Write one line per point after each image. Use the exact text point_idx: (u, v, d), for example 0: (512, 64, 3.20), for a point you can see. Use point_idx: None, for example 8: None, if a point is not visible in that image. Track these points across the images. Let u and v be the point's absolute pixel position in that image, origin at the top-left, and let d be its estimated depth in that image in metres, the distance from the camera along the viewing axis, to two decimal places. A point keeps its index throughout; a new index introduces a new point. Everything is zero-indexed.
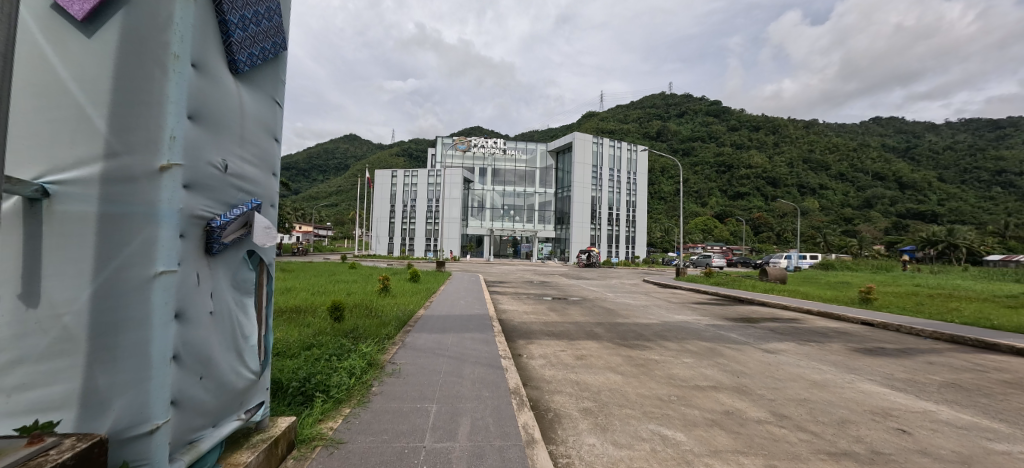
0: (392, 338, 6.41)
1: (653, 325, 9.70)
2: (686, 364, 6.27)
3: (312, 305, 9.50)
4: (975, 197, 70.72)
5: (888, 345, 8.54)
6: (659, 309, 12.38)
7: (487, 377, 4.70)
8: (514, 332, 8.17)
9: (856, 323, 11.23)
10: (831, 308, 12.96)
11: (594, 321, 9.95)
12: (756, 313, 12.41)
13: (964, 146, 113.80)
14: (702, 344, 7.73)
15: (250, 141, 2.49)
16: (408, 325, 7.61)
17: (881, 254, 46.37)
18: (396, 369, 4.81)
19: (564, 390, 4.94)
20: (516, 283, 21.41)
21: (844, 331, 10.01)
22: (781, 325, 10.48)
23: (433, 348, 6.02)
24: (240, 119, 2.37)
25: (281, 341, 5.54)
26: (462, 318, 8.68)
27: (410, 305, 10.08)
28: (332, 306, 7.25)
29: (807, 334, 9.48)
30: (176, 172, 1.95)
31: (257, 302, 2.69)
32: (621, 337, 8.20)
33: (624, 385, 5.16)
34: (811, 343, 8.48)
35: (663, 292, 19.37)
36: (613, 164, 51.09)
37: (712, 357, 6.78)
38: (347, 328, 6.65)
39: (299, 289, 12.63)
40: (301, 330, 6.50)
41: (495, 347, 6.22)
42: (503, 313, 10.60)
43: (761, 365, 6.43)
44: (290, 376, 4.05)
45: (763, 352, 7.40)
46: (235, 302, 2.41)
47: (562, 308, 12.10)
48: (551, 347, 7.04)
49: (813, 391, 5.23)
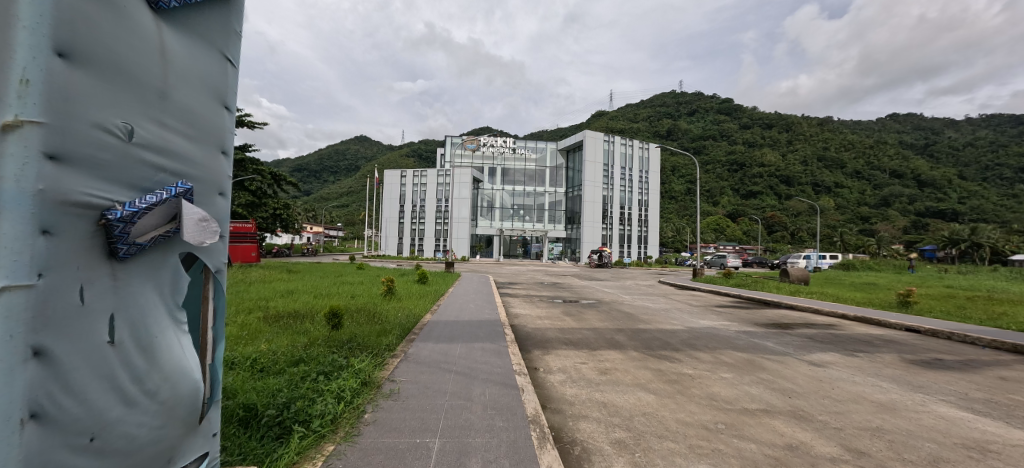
0: (393, 349, 5.76)
1: (679, 331, 8.92)
2: (726, 381, 5.48)
3: (310, 310, 8.93)
4: (998, 195, 68.29)
5: (946, 357, 7.63)
6: (681, 314, 11.52)
7: (500, 401, 4.00)
8: (528, 341, 7.42)
9: (900, 330, 10.30)
10: (869, 313, 12.00)
11: (614, 328, 9.12)
12: (787, 319, 11.46)
13: (985, 141, 110.42)
14: (738, 355, 6.95)
15: (173, 102, 1.81)
16: (412, 333, 6.94)
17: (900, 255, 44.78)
18: (395, 390, 4.11)
19: (591, 414, 4.21)
20: (527, 284, 20.77)
21: (890, 339, 9.09)
22: (818, 333, 9.58)
23: (438, 361, 5.31)
24: (150, 66, 1.69)
25: (272, 354, 4.97)
26: (471, 324, 8.03)
27: (415, 309, 9.42)
28: (329, 313, 6.60)
29: (851, 343, 8.57)
30: (31, 131, 1.25)
31: (195, 313, 2.02)
32: (646, 346, 7.38)
33: (659, 408, 4.42)
34: (859, 354, 7.62)
35: (682, 294, 18.49)
36: (624, 162, 50.13)
37: (754, 372, 6.00)
38: (343, 337, 6.03)
39: (300, 292, 12.04)
40: (293, 341, 5.92)
41: (508, 360, 5.51)
42: (516, 318, 9.84)
43: (811, 382, 5.63)
44: (267, 402, 3.44)
45: (808, 365, 6.59)
46: (151, 329, 1.72)
47: (577, 312, 11.37)
48: (570, 360, 6.30)
49: (883, 417, 4.48)
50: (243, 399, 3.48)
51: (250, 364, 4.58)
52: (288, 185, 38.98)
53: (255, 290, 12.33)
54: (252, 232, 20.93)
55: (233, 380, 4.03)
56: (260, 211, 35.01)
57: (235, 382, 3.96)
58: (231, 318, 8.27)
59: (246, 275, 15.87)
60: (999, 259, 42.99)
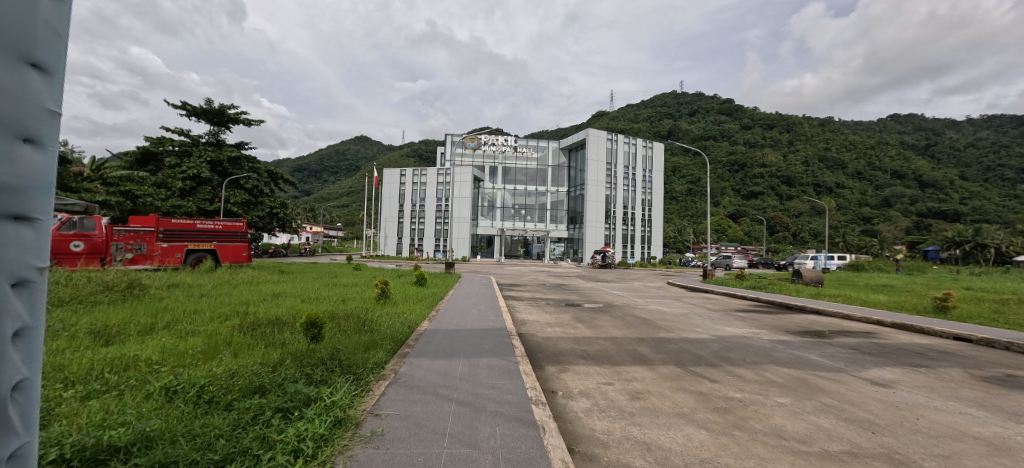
0: (380, 368, 4.78)
1: (707, 341, 7.98)
2: (786, 409, 4.50)
3: (290, 317, 7.95)
4: (999, 196, 67.62)
5: (1019, 373, 6.69)
6: (704, 320, 10.47)
7: (516, 449, 3.01)
8: (540, 354, 6.42)
9: (948, 339, 9.32)
10: (906, 319, 11.06)
11: (634, 337, 8.10)
12: (820, 325, 10.44)
13: (988, 142, 109.21)
14: (786, 373, 5.98)
15: None
16: (406, 346, 5.98)
17: (899, 254, 44.28)
18: (377, 430, 3.11)
19: (633, 463, 3.23)
20: (532, 286, 19.76)
21: (945, 350, 8.08)
22: (862, 342, 8.61)
23: (434, 385, 4.32)
24: None
25: (231, 376, 4.01)
26: (473, 333, 7.08)
27: (410, 315, 8.43)
28: (307, 322, 5.62)
29: (904, 355, 7.54)
30: None
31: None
32: (677, 361, 6.38)
33: (719, 453, 3.43)
34: (922, 369, 6.64)
35: (695, 296, 17.61)
36: (627, 162, 49.15)
37: (812, 395, 5.03)
38: (322, 352, 5.09)
39: (287, 296, 11.04)
40: (256, 359, 4.93)
41: (520, 383, 4.51)
42: (523, 326, 8.85)
43: (888, 410, 4.65)
44: (195, 460, 2.45)
45: (873, 386, 5.61)
46: None
47: (589, 318, 10.37)
48: (592, 379, 5.29)
49: (1001, 463, 3.52)
50: (163, 453, 2.49)
51: (196, 394, 3.61)
52: (285, 183, 37.92)
53: (237, 293, 11.36)
54: (243, 231, 19.95)
55: (166, 421, 3.05)
56: (255, 210, 33.60)
57: (163, 425, 2.97)
58: (203, 327, 7.31)
59: (233, 277, 14.84)
60: (1004, 261, 41.96)
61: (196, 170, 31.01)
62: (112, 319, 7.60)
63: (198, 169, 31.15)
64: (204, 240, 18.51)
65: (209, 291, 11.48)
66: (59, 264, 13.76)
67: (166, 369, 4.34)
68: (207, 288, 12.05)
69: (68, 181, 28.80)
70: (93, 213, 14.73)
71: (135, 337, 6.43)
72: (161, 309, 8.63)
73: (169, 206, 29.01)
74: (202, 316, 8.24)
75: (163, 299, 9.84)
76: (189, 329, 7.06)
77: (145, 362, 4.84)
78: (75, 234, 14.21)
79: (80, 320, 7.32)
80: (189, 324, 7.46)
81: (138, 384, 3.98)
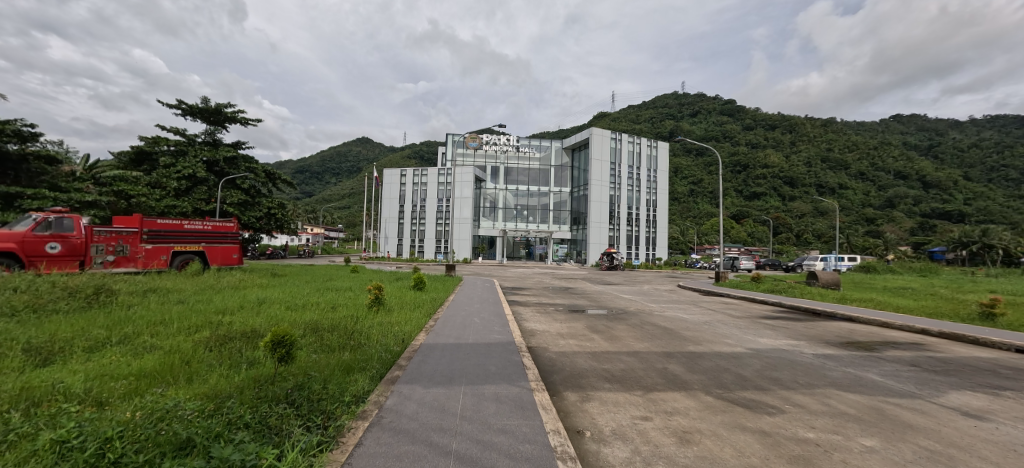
0: (358, 404, 3.72)
1: (745, 355, 6.97)
2: (879, 456, 3.51)
3: (262, 331, 6.88)
4: (1004, 196, 66.55)
5: None
6: (731, 330, 9.47)
7: None
8: (555, 376, 5.42)
9: (1010, 352, 8.27)
10: (954, 327, 10.03)
11: (660, 351, 7.10)
12: (860, 335, 9.43)
13: (990, 142, 108.01)
14: (855, 401, 4.94)
15: None
16: (396, 368, 4.94)
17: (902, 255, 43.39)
18: None
19: None
20: (538, 290, 18.70)
21: (1015, 366, 7.06)
22: (917, 356, 7.58)
23: (428, 429, 3.30)
24: None
25: (153, 423, 2.98)
26: (475, 350, 6.08)
27: (403, 327, 7.42)
28: (272, 340, 4.56)
29: (975, 374, 6.51)
30: None
31: None
32: (719, 384, 5.36)
33: None
34: (1009, 393, 5.59)
35: (712, 300, 16.56)
36: (631, 161, 48.12)
37: (903, 435, 3.99)
38: (283, 382, 3.99)
39: (272, 303, 10.02)
40: (197, 392, 3.86)
41: (541, 425, 3.47)
42: (533, 338, 7.86)
43: (1007, 456, 3.64)
44: None
45: (969, 418, 4.56)
46: None
47: (605, 328, 9.31)
48: (624, 413, 4.26)
49: None
50: None
51: (95, 454, 2.55)
52: (282, 183, 37.01)
53: (219, 300, 10.37)
54: (234, 232, 19.19)
55: None
56: (252, 210, 32.72)
57: None
58: (164, 341, 6.29)
59: (216, 280, 13.95)
60: (1011, 261, 39.52)
61: (190, 170, 29.96)
62: (61, 331, 6.58)
63: (193, 169, 30.11)
64: (192, 241, 17.54)
65: (187, 297, 10.49)
66: (30, 267, 12.69)
67: (73, 412, 3.29)
68: (187, 293, 11.07)
69: (59, 180, 27.72)
70: (71, 212, 13.71)
71: (78, 357, 5.39)
72: (123, 320, 7.60)
73: (164, 206, 28.15)
74: (167, 327, 7.21)
75: (133, 307, 8.85)
76: (147, 344, 6.06)
77: (64, 396, 3.81)
78: (52, 235, 13.22)
79: (24, 334, 6.34)
80: (150, 338, 6.46)
81: (28, 435, 2.95)
